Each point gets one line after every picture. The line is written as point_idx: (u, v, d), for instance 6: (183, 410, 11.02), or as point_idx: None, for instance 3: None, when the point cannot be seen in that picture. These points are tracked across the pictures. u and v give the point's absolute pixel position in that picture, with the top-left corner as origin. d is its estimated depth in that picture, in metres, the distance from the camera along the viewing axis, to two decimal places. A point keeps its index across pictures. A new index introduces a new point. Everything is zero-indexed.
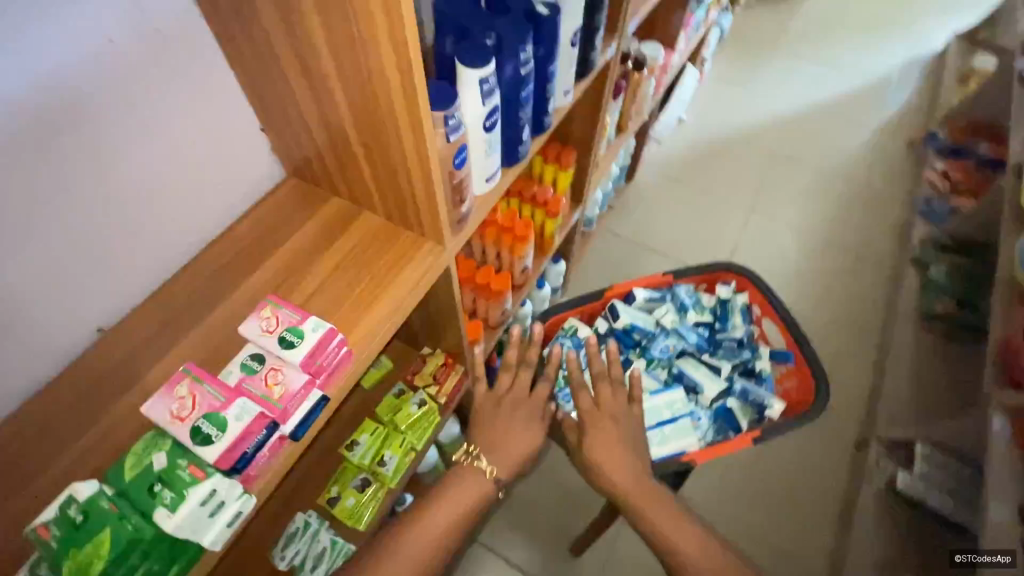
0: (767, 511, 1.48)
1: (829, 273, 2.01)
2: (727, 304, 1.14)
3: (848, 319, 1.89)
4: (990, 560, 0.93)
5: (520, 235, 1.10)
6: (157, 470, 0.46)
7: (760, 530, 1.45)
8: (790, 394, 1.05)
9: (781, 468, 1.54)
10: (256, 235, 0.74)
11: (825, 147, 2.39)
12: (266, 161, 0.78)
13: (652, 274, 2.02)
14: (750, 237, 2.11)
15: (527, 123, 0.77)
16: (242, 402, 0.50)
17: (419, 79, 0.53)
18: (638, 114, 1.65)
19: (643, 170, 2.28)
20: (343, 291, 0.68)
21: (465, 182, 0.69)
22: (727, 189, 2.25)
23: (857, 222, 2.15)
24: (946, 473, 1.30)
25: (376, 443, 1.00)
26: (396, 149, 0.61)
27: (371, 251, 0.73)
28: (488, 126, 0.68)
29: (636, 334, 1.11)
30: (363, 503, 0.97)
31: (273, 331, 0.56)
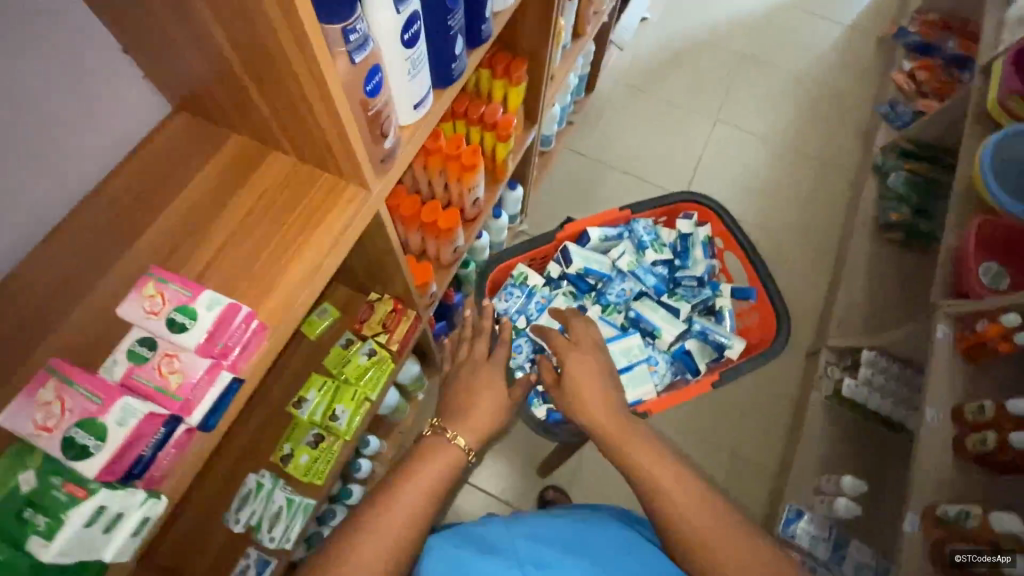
0: (723, 422, 1.54)
1: (791, 184, 1.98)
2: (687, 239, 1.08)
3: (806, 231, 1.89)
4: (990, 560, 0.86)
5: (468, 164, 0.99)
6: (25, 493, 0.39)
7: (716, 440, 1.52)
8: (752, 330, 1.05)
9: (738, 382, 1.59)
10: (140, 187, 0.62)
11: (794, 47, 2.25)
12: (142, 92, 0.63)
13: (614, 194, 1.94)
14: (715, 149, 2.03)
15: (459, 34, 0.64)
16: (126, 402, 0.42)
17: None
18: (597, 14, 1.47)
19: (606, 79, 2.11)
20: (253, 252, 0.59)
21: (385, 114, 0.58)
22: (692, 97, 2.11)
23: (822, 129, 2.09)
24: (889, 377, 1.36)
25: (327, 397, 0.95)
26: (290, 78, 0.49)
27: (283, 200, 0.62)
28: (407, 40, 0.55)
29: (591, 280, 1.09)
30: (319, 458, 0.94)
31: (159, 312, 0.47)
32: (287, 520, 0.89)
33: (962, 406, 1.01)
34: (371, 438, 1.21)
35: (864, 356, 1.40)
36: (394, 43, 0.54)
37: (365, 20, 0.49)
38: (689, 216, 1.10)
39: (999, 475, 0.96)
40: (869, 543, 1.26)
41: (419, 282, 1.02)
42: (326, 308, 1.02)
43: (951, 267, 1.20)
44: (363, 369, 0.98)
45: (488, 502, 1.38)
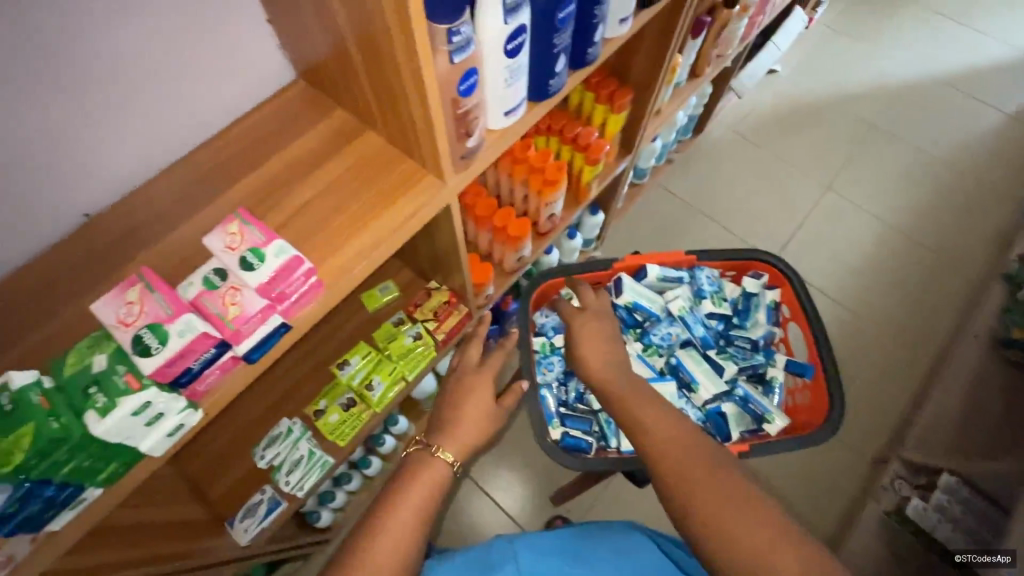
0: None
1: (898, 271, 1.81)
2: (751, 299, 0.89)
3: (904, 325, 1.72)
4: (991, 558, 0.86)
5: (550, 180, 1.01)
6: (95, 372, 0.46)
7: None
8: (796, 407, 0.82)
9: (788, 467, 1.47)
10: (251, 141, 0.70)
11: (938, 128, 2.06)
12: (274, 60, 0.72)
13: (698, 239, 1.88)
14: (819, 218, 1.90)
15: (564, 52, 0.66)
16: (189, 318, 0.48)
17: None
18: (719, 58, 1.45)
19: (718, 125, 2.05)
20: (329, 216, 0.65)
21: (475, 115, 0.61)
22: (807, 160, 2.00)
23: (952, 220, 1.88)
24: (968, 511, 1.16)
25: (367, 366, 1.01)
26: (392, 63, 0.53)
27: (366, 176, 0.67)
28: (510, 50, 0.58)
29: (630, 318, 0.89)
30: (347, 420, 0.99)
31: (235, 249, 0.53)
32: (306, 470, 0.95)
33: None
34: (400, 417, 1.26)
35: (942, 480, 1.23)
36: (498, 50, 0.57)
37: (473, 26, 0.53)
38: (758, 274, 0.89)
39: None
40: None
41: (476, 280, 1.05)
42: (389, 285, 1.07)
43: None
44: (406, 349, 1.01)
45: (498, 514, 1.37)
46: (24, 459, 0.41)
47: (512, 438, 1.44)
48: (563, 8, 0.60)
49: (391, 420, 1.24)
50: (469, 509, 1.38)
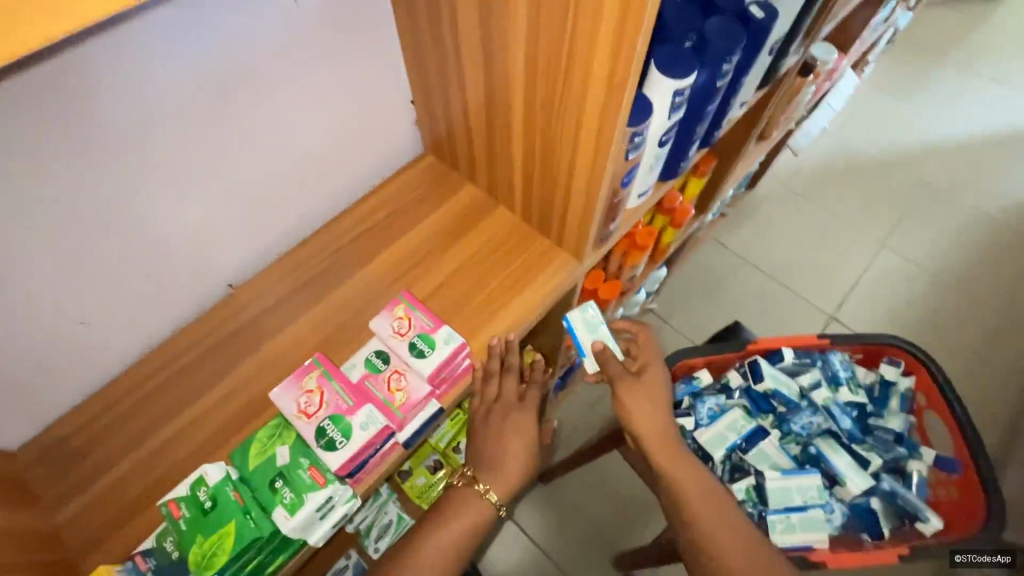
0: None
1: (960, 331, 1.77)
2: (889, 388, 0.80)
3: (971, 389, 1.67)
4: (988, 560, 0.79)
5: (639, 244, 1.00)
6: (279, 466, 0.45)
7: None
8: (940, 509, 0.72)
9: None
10: (388, 213, 0.72)
11: (990, 186, 2.06)
12: (407, 135, 0.75)
13: (753, 294, 1.85)
14: (875, 274, 1.88)
15: (699, 138, 0.68)
16: (369, 410, 0.48)
17: (627, 88, 0.46)
18: (787, 120, 1.46)
19: (767, 180, 2.07)
20: (468, 293, 0.67)
21: (623, 202, 0.63)
22: (859, 216, 2.00)
23: (1011, 280, 1.86)
24: None
25: (454, 428, 0.98)
26: (564, 154, 0.56)
27: (502, 253, 0.69)
28: (663, 142, 0.60)
29: (768, 402, 0.78)
30: (433, 483, 0.97)
31: (404, 334, 0.54)
32: (393, 536, 0.93)
33: None
34: None
35: None
36: (656, 142, 0.59)
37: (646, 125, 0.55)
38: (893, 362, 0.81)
39: None
40: None
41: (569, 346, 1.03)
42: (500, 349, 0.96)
43: None
44: None
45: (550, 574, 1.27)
46: (225, 561, 0.41)
47: (568, 494, 1.35)
48: (713, 101, 0.61)
49: None
50: (507, 559, 1.28)
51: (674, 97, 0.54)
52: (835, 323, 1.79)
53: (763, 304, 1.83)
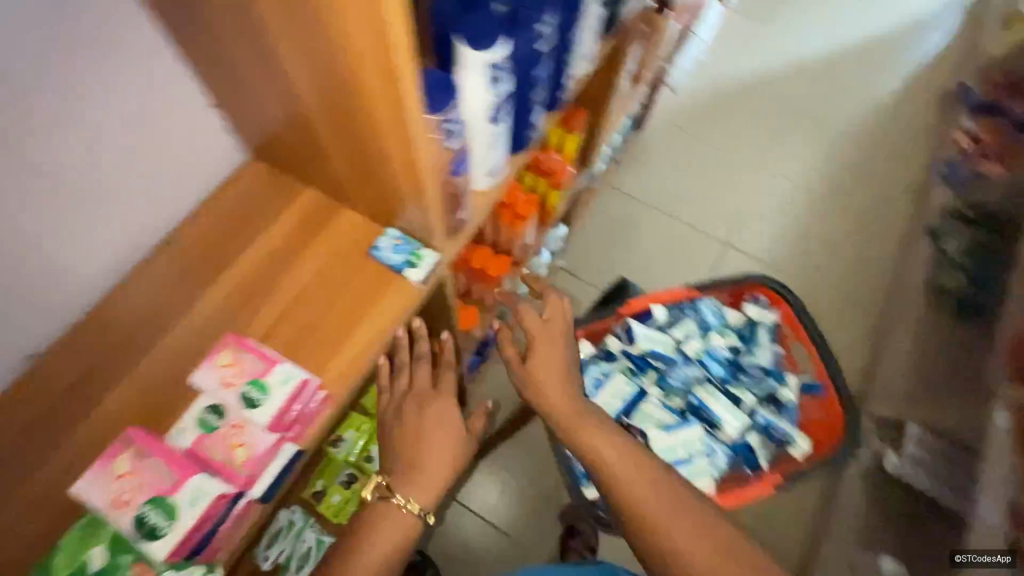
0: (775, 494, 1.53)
1: (840, 238, 1.93)
2: (755, 325, 0.91)
3: (852, 287, 1.86)
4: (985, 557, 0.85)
5: (521, 212, 1.01)
6: (94, 568, 0.45)
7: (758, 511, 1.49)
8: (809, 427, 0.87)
9: None
10: (220, 236, 0.64)
11: (851, 96, 2.20)
12: (222, 141, 0.66)
13: (658, 237, 1.91)
14: (762, 196, 1.99)
15: (540, 104, 0.64)
16: (195, 483, 0.47)
17: (410, 67, 0.42)
18: (656, 60, 1.47)
19: (656, 118, 2.10)
20: (318, 313, 0.60)
21: (464, 187, 0.58)
22: (742, 143, 2.08)
23: (877, 182, 2.03)
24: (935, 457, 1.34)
25: (363, 439, 0.97)
26: (379, 148, 0.51)
27: (351, 260, 0.63)
28: (494, 119, 0.55)
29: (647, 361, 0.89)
30: (349, 498, 0.94)
31: (232, 386, 0.52)
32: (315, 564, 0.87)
33: None
34: None
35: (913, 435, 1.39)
36: (484, 121, 0.54)
37: (459, 107, 0.51)
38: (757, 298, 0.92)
39: None
40: None
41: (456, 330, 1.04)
42: None
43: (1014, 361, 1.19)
44: None
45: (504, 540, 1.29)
46: None
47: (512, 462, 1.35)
48: (542, 64, 0.57)
49: None
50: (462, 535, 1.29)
51: (491, 70, 0.50)
52: (731, 249, 1.89)
53: (664, 244, 1.89)
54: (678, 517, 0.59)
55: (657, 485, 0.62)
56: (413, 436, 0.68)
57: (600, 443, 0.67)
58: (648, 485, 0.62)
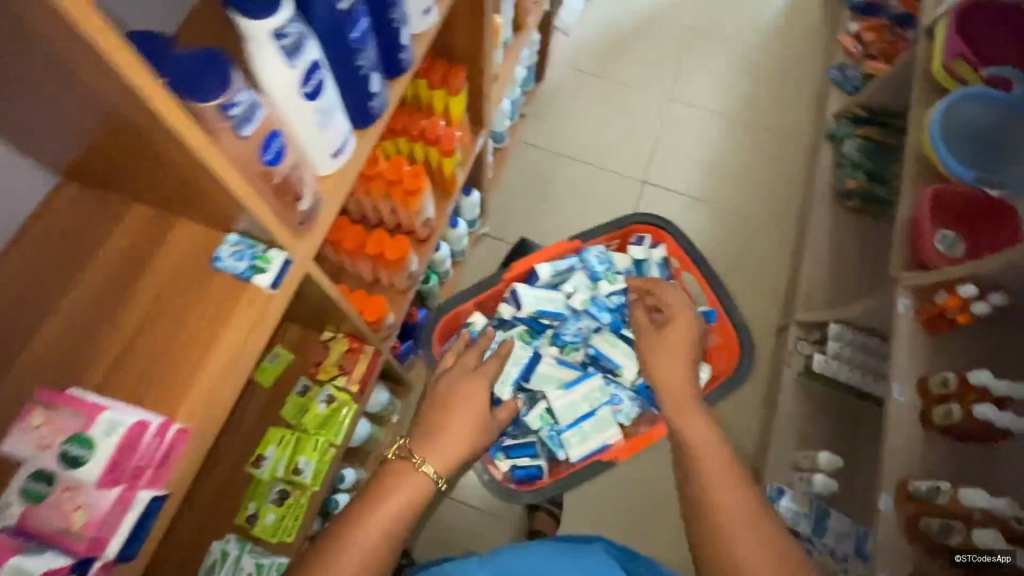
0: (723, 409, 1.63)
1: (751, 155, 1.97)
2: (642, 263, 1.05)
3: (769, 200, 1.90)
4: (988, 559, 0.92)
5: (411, 187, 0.97)
6: None
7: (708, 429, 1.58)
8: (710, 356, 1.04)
9: None
10: (35, 277, 0.55)
11: (741, 12, 2.21)
12: (14, 168, 0.56)
13: (578, 184, 1.89)
14: (671, 126, 2.00)
15: (374, 69, 0.57)
16: (17, 563, 0.40)
17: (116, 43, 0.33)
18: (536, 2, 1.42)
19: (556, 65, 2.05)
20: (163, 343, 0.52)
21: (295, 174, 0.51)
22: (645, 78, 2.06)
23: (776, 94, 2.07)
24: (853, 347, 1.48)
25: (287, 452, 0.92)
26: (162, 147, 0.43)
27: (194, 276, 0.55)
28: (308, 92, 0.49)
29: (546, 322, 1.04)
30: (285, 515, 0.90)
31: (50, 446, 0.43)
32: None
33: (927, 378, 1.11)
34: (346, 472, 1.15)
35: (833, 331, 1.50)
36: (295, 95, 0.49)
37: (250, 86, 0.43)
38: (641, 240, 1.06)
39: (966, 444, 1.07)
40: (845, 512, 1.37)
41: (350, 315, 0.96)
42: (281, 350, 1.01)
43: (908, 246, 1.29)
44: (322, 418, 0.95)
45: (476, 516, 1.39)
46: None
47: None
48: (355, 25, 0.52)
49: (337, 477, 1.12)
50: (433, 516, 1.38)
51: (276, 39, 0.44)
52: (650, 185, 1.90)
53: (584, 191, 1.88)
54: (752, 528, 0.63)
55: (738, 485, 0.67)
56: (439, 409, 0.81)
57: (701, 442, 0.72)
58: (728, 490, 0.66)
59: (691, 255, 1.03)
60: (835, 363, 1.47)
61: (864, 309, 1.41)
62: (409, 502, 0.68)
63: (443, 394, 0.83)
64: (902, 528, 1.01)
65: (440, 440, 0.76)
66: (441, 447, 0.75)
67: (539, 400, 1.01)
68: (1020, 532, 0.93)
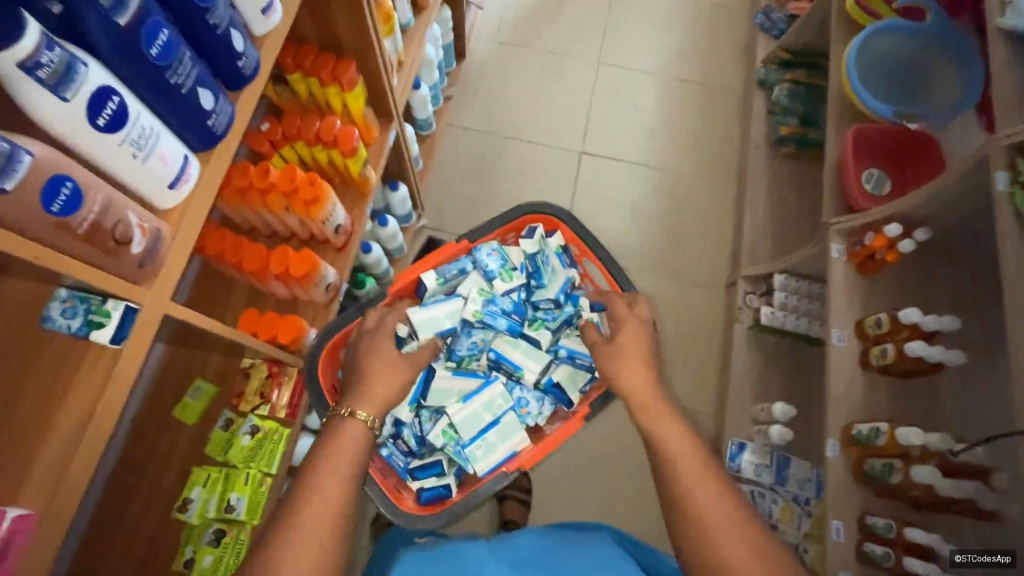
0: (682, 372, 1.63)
1: (686, 112, 1.93)
2: (536, 258, 1.04)
3: (707, 155, 1.88)
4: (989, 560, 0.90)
5: (310, 196, 0.91)
6: None
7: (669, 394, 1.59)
8: None
9: (676, 334, 1.67)
10: None
11: None
12: None
13: (514, 162, 1.84)
14: (603, 91, 1.94)
15: (200, 84, 0.51)
16: None
17: None
18: None
19: (478, 42, 1.98)
20: (3, 420, 0.48)
21: (107, 217, 0.45)
22: (571, 44, 2.00)
23: (705, 45, 2.03)
24: (799, 295, 1.48)
25: (217, 490, 0.88)
26: None
27: (31, 342, 0.50)
28: (102, 123, 0.43)
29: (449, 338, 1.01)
30: (222, 556, 0.86)
31: None
32: None
33: (863, 321, 1.12)
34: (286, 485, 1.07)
35: (778, 282, 1.49)
36: (85, 129, 0.43)
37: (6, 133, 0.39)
38: (531, 231, 1.05)
39: (903, 380, 1.08)
40: (804, 458, 1.40)
41: (265, 339, 0.90)
42: (202, 385, 0.96)
43: (837, 188, 1.28)
44: (250, 450, 0.91)
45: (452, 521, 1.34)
46: None
47: None
48: (153, 39, 0.45)
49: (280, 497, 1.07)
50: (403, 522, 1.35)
51: (32, 74, 0.39)
52: (588, 155, 1.86)
53: (521, 169, 1.83)
54: (738, 540, 0.63)
55: (720, 492, 0.68)
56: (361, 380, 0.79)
57: (679, 452, 0.72)
58: (720, 504, 0.66)
59: (587, 242, 1.03)
60: (782, 313, 1.48)
61: (804, 255, 1.40)
62: (351, 446, 0.69)
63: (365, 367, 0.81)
64: (849, 472, 1.03)
65: (371, 393, 0.77)
66: (371, 394, 0.77)
67: (443, 414, 0.99)
68: (954, 462, 0.95)
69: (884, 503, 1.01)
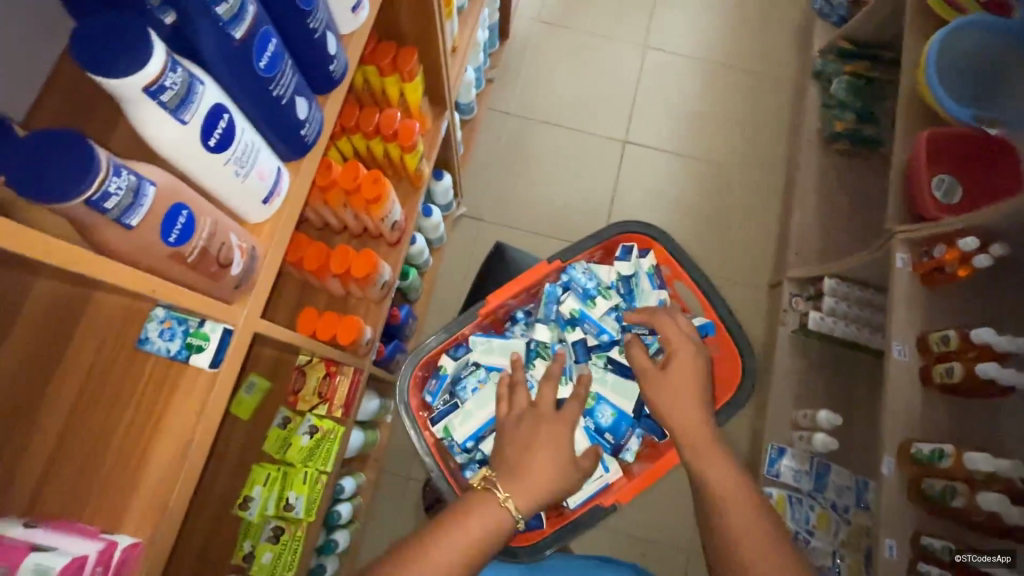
0: None
1: (734, 101, 1.85)
2: (630, 280, 1.02)
3: (756, 147, 1.81)
4: (990, 559, 0.95)
5: (373, 195, 0.87)
6: None
7: None
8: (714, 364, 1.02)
9: None
10: None
11: None
12: None
13: (551, 147, 1.79)
14: (648, 77, 1.87)
15: (297, 94, 0.49)
16: None
17: None
18: None
19: (520, 19, 1.90)
20: (96, 441, 0.47)
21: (216, 239, 0.43)
22: (616, 25, 1.91)
23: (757, 30, 1.93)
24: (851, 302, 1.44)
25: (276, 487, 0.88)
26: None
27: (123, 360, 0.49)
28: (212, 143, 0.41)
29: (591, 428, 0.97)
30: (280, 554, 0.86)
31: None
32: None
33: (927, 336, 1.08)
34: (346, 479, 1.09)
35: (829, 286, 1.45)
36: (197, 149, 0.40)
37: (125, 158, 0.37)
38: (627, 250, 1.03)
39: (966, 400, 1.05)
40: (845, 466, 1.38)
41: (324, 340, 0.88)
42: (255, 380, 0.96)
43: (906, 194, 1.22)
44: (308, 450, 0.89)
45: None
46: None
47: None
48: (261, 51, 0.43)
49: (336, 489, 1.07)
50: None
51: (154, 97, 0.36)
52: (631, 144, 1.80)
53: (563, 157, 1.77)
54: None
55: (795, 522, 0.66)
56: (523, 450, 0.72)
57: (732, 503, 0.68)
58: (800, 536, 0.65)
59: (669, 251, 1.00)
60: (832, 319, 1.44)
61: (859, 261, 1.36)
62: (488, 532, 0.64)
63: (524, 428, 0.75)
64: (905, 491, 1.01)
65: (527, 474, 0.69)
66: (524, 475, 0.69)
67: None
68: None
69: (940, 524, 0.99)
